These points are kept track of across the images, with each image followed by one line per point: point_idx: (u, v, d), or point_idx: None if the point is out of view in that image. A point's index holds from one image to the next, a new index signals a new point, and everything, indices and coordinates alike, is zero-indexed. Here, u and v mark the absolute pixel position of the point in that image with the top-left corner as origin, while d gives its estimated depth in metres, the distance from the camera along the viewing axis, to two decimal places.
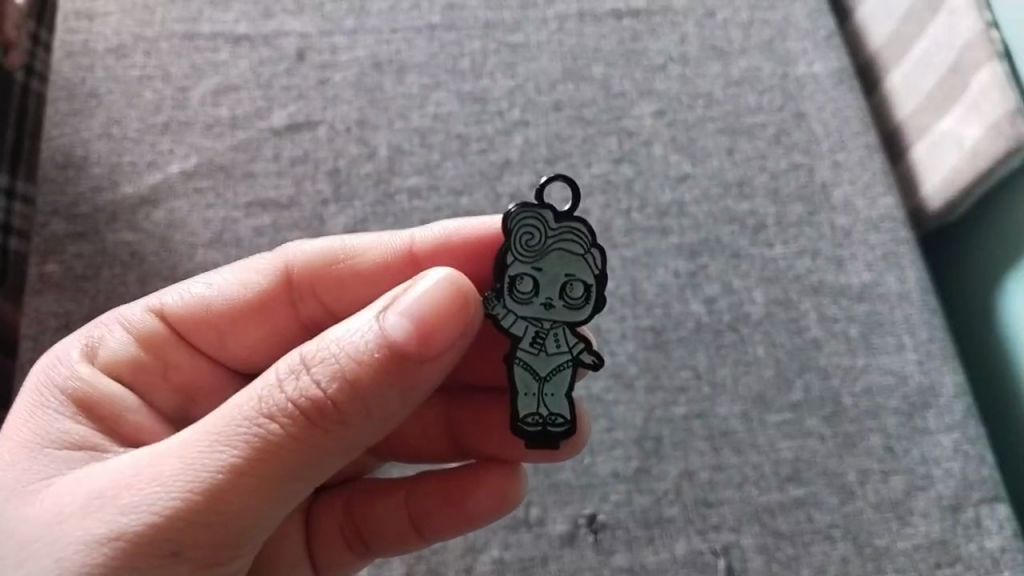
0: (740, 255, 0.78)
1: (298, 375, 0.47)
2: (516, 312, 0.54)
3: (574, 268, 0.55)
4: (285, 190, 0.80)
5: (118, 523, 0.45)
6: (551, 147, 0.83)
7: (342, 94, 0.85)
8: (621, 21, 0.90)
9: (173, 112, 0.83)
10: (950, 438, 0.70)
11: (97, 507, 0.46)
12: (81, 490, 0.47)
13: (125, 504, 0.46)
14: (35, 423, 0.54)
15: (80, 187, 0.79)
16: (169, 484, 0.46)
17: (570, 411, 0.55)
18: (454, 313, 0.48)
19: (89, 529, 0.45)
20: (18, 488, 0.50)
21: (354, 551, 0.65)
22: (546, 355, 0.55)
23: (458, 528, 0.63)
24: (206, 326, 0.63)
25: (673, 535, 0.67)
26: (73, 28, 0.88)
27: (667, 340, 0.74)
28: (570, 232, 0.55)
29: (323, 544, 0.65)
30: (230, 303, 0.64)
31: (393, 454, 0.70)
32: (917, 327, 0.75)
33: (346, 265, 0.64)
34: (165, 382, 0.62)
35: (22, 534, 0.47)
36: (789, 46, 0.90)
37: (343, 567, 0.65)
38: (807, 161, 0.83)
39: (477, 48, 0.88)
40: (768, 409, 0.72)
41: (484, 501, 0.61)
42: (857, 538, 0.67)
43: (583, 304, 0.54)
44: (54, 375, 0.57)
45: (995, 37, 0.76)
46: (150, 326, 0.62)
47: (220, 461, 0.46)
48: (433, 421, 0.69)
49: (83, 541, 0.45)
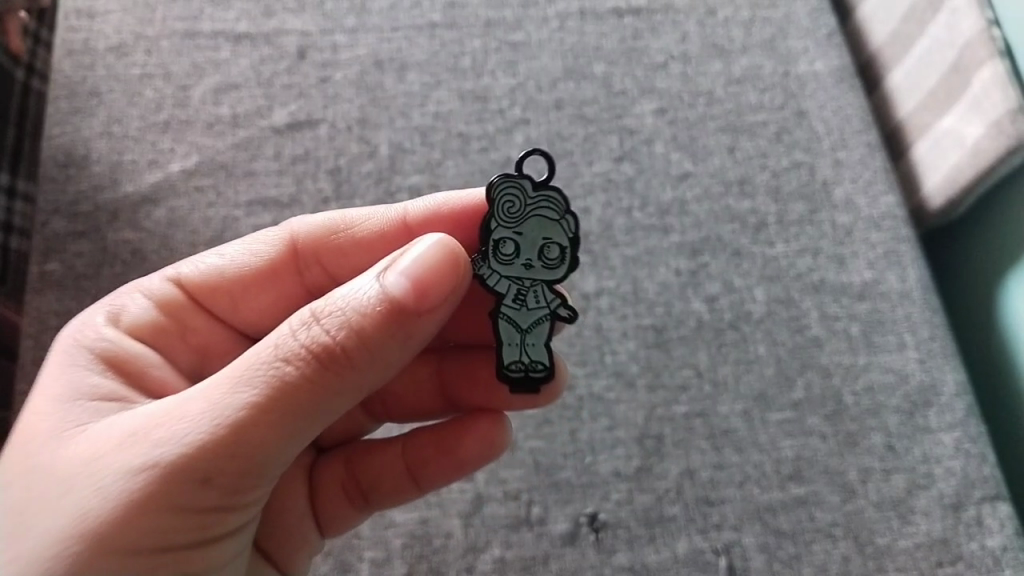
0: (741, 253, 0.78)
1: (308, 325, 0.47)
2: (496, 271, 0.55)
3: (550, 232, 0.55)
4: (286, 188, 0.80)
5: (146, 462, 0.45)
6: (552, 145, 0.83)
7: (343, 93, 0.85)
8: (622, 19, 0.90)
9: (174, 111, 0.83)
10: (951, 436, 0.70)
11: (123, 450, 0.46)
12: (108, 436, 0.47)
13: (151, 442, 0.45)
14: (66, 377, 0.53)
15: (81, 186, 0.79)
16: (192, 422, 0.46)
17: (547, 358, 0.56)
18: (449, 272, 0.49)
19: (118, 470, 0.45)
20: (47, 439, 0.49)
21: (355, 505, 0.64)
22: (528, 310, 0.56)
23: (452, 476, 0.64)
24: (218, 293, 0.63)
25: (674, 534, 0.67)
26: (73, 26, 0.87)
27: (668, 339, 0.74)
28: (548, 200, 0.55)
29: (324, 501, 0.64)
30: (245, 270, 0.64)
31: (388, 415, 0.70)
32: (918, 325, 0.75)
33: (347, 234, 0.65)
34: (184, 344, 0.61)
35: (56, 478, 0.46)
36: (790, 44, 0.89)
37: (345, 524, 0.64)
38: (808, 159, 0.83)
39: (477, 47, 0.88)
40: (769, 408, 0.72)
41: (476, 447, 0.62)
42: (858, 537, 0.67)
43: (560, 265, 0.55)
44: (84, 335, 0.57)
45: (997, 35, 0.76)
46: (169, 293, 0.62)
47: (240, 399, 0.46)
48: (426, 380, 0.69)
49: (113, 480, 0.45)
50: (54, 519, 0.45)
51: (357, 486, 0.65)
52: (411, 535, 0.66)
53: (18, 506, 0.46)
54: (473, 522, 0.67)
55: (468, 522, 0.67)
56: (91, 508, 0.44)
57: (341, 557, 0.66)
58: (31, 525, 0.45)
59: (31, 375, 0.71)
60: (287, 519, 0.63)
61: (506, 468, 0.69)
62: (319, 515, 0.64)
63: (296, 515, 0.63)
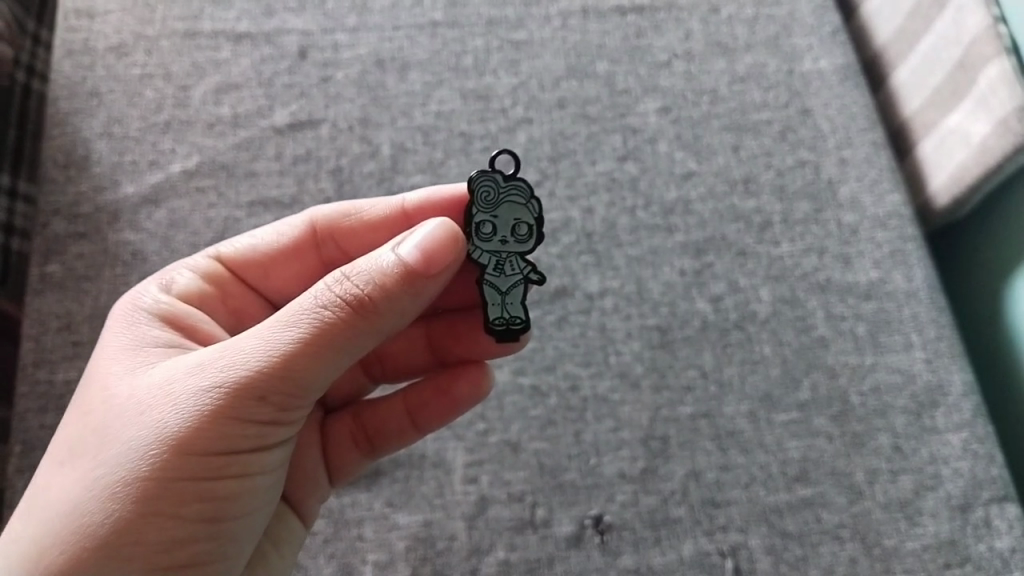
0: (746, 253, 0.78)
1: (337, 282, 0.50)
2: (476, 246, 0.59)
3: (519, 213, 0.60)
4: (287, 188, 0.79)
5: (188, 410, 0.48)
6: (555, 144, 0.82)
7: (344, 93, 0.84)
8: (625, 17, 0.90)
9: (175, 110, 0.83)
10: (958, 437, 0.70)
11: (170, 398, 0.49)
12: (157, 385, 0.50)
13: (206, 376, 0.49)
14: (130, 330, 0.56)
15: (81, 187, 0.79)
16: (243, 358, 0.49)
17: (525, 312, 0.59)
18: (450, 247, 0.52)
19: (161, 418, 0.49)
20: (109, 383, 0.53)
21: (360, 449, 0.66)
22: (505, 276, 0.59)
23: (449, 416, 0.66)
24: (249, 267, 0.65)
25: (680, 536, 0.66)
26: (72, 26, 0.87)
27: (673, 339, 0.74)
28: (517, 186, 0.60)
29: (336, 451, 0.66)
30: (274, 247, 0.65)
31: (385, 375, 0.71)
32: (925, 325, 0.74)
33: (355, 218, 0.66)
34: (224, 307, 0.63)
35: (112, 420, 0.50)
36: (794, 42, 0.89)
37: (352, 471, 0.66)
38: (813, 158, 0.82)
39: (480, 45, 0.87)
40: (776, 408, 0.71)
41: (465, 385, 0.65)
42: (866, 539, 0.66)
43: (529, 239, 0.59)
44: (138, 299, 0.59)
45: (1003, 32, 0.75)
46: (213, 271, 0.63)
47: (288, 339, 0.49)
48: (415, 339, 0.70)
49: (160, 426, 0.48)
50: (109, 455, 0.49)
51: (358, 434, 0.66)
52: (415, 537, 0.66)
53: (89, 434, 0.50)
54: (477, 525, 0.66)
55: (472, 525, 0.66)
56: (148, 449, 0.48)
57: (345, 560, 0.65)
58: (90, 459, 0.49)
59: (32, 377, 0.70)
60: (304, 471, 0.64)
61: (509, 470, 0.68)
62: (332, 468, 0.66)
63: (311, 467, 0.64)
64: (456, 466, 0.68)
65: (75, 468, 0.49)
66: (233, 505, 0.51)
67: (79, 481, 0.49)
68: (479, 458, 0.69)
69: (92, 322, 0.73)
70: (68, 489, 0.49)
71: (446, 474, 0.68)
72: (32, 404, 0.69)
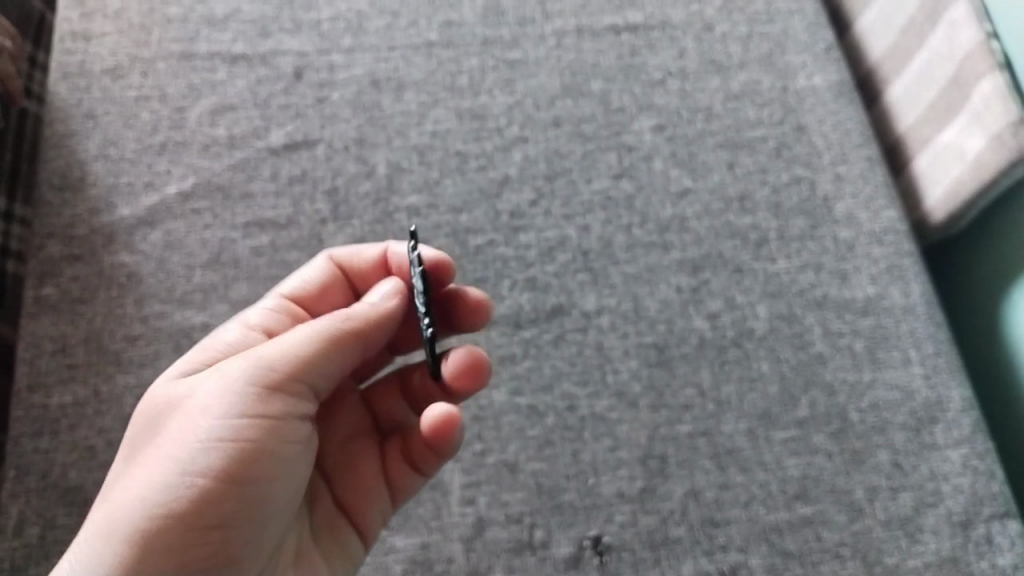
0: (742, 270, 0.77)
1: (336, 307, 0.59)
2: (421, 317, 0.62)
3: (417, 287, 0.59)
4: (283, 210, 0.79)
5: (217, 404, 0.54)
6: (551, 163, 0.83)
7: (340, 113, 0.84)
8: (619, 36, 0.90)
9: (170, 132, 0.83)
10: (959, 453, 0.69)
11: (199, 399, 0.55)
12: (188, 389, 0.56)
13: (230, 374, 0.55)
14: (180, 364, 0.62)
15: (77, 209, 0.79)
16: (261, 358, 0.56)
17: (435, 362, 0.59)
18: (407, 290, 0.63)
19: (195, 412, 0.55)
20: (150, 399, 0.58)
21: (412, 470, 0.65)
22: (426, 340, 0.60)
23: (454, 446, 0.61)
24: (309, 301, 0.67)
25: (679, 557, 0.66)
26: (69, 49, 0.87)
27: (670, 357, 0.73)
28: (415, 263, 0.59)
29: (392, 473, 0.66)
30: (323, 283, 0.68)
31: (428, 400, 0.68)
32: (923, 341, 0.74)
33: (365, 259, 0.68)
34: None
35: (158, 423, 0.56)
36: (788, 60, 0.89)
37: (411, 487, 0.65)
38: (808, 175, 0.82)
39: (475, 65, 0.88)
40: (774, 426, 0.71)
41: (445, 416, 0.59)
42: (866, 557, 0.66)
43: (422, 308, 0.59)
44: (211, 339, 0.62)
45: (995, 48, 0.76)
46: (283, 307, 0.66)
47: (306, 334, 0.57)
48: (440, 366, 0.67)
49: (196, 419, 0.54)
50: (157, 450, 0.55)
51: (409, 452, 0.65)
52: (412, 560, 0.65)
53: (142, 433, 0.57)
54: (474, 546, 0.66)
55: (470, 547, 0.66)
56: (186, 440, 0.54)
57: None
58: (142, 457, 0.55)
59: (27, 401, 0.70)
60: (364, 490, 0.65)
61: (507, 491, 0.68)
62: (390, 485, 0.65)
63: (371, 486, 0.65)
64: (454, 487, 0.68)
65: (134, 461, 0.55)
66: (268, 484, 0.55)
67: (136, 470, 0.54)
68: (477, 479, 0.68)
69: (87, 345, 0.72)
70: (124, 484, 0.54)
71: (443, 496, 0.67)
72: (26, 428, 0.69)
